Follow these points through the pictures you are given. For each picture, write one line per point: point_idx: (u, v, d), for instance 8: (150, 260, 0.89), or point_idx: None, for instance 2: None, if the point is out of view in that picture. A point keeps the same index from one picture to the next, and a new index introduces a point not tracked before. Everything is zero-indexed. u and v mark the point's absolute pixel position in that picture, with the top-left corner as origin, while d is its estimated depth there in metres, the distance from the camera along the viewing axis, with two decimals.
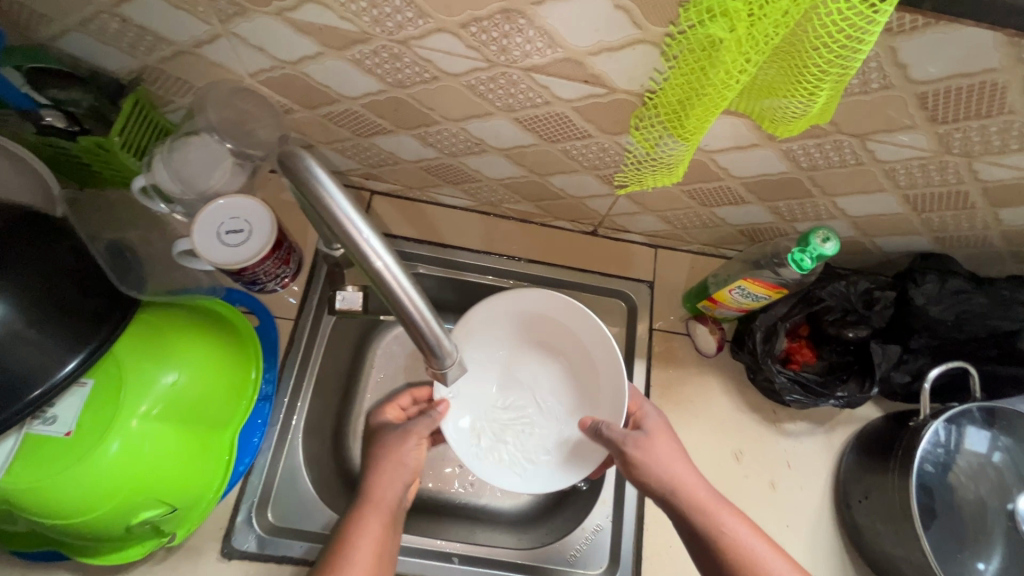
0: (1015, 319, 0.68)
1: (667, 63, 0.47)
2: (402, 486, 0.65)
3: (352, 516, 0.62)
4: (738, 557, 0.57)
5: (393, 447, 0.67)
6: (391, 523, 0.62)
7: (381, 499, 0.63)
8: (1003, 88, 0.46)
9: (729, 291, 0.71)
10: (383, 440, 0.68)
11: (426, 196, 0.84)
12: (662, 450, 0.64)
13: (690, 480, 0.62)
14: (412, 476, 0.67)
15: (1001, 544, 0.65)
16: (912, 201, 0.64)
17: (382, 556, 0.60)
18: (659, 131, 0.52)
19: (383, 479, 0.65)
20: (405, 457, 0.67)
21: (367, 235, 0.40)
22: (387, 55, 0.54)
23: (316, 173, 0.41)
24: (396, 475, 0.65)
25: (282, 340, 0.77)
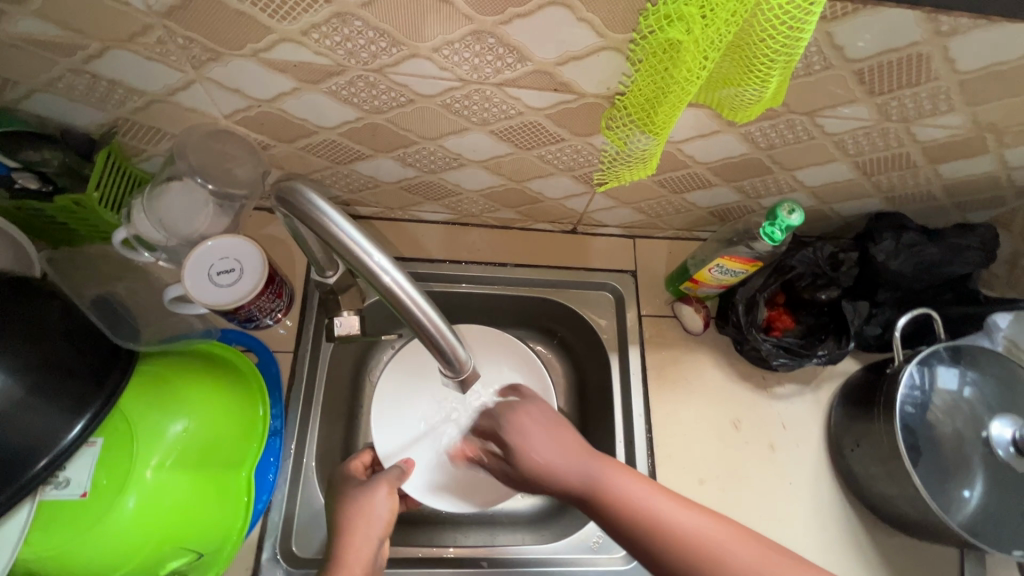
0: (965, 263, 0.75)
1: (632, 65, 0.50)
2: (377, 540, 0.62)
3: None
4: (628, 508, 0.55)
5: (359, 506, 0.64)
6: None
7: (353, 562, 0.59)
8: (928, 58, 0.51)
9: (708, 270, 0.76)
10: (352, 499, 0.65)
11: (408, 214, 0.86)
12: (533, 429, 0.61)
13: (568, 456, 0.59)
14: (385, 527, 0.64)
15: (982, 471, 0.71)
16: (862, 166, 0.70)
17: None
18: (630, 130, 0.56)
19: (353, 539, 0.61)
20: (377, 510, 0.64)
21: (374, 253, 0.43)
22: (363, 84, 0.56)
23: (313, 194, 0.44)
24: (364, 529, 0.62)
25: (283, 373, 0.76)
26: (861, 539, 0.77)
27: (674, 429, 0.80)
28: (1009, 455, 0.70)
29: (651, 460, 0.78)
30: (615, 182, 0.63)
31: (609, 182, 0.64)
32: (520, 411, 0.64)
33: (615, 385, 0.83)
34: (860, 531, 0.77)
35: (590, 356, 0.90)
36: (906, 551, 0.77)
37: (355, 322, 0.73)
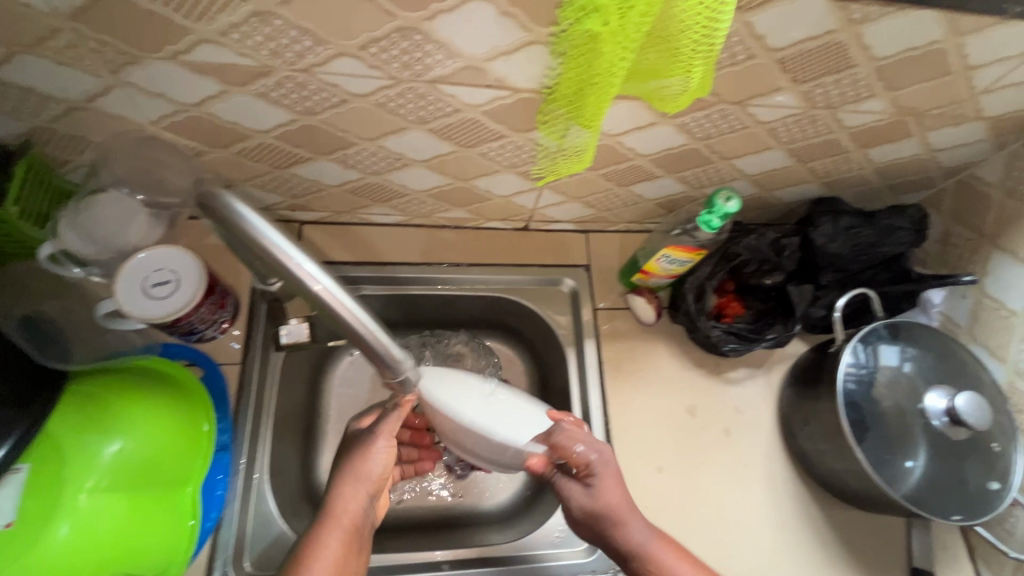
0: (897, 243, 0.78)
1: (557, 59, 0.51)
2: (365, 494, 0.64)
3: (311, 535, 0.60)
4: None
5: (352, 456, 0.65)
6: (352, 539, 0.61)
7: (340, 512, 0.62)
8: (844, 46, 0.53)
9: (656, 261, 0.77)
10: (352, 451, 0.66)
11: (356, 218, 0.84)
12: (610, 494, 0.63)
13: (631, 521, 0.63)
14: (375, 483, 0.64)
15: (924, 443, 0.73)
16: (797, 153, 0.72)
17: (347, 567, 0.59)
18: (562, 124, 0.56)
19: (348, 491, 0.63)
20: (368, 466, 0.64)
21: (297, 258, 0.43)
22: (292, 85, 0.55)
23: (242, 205, 0.43)
24: (350, 482, 0.63)
25: (230, 386, 0.73)
26: (815, 516, 0.79)
27: (631, 420, 0.81)
28: (944, 425, 0.71)
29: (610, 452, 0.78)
30: (553, 176, 0.64)
31: (546, 176, 0.65)
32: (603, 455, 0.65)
33: (572, 379, 0.83)
34: (813, 509, 0.80)
35: (548, 352, 0.90)
36: (857, 524, 0.80)
37: (303, 329, 0.73)
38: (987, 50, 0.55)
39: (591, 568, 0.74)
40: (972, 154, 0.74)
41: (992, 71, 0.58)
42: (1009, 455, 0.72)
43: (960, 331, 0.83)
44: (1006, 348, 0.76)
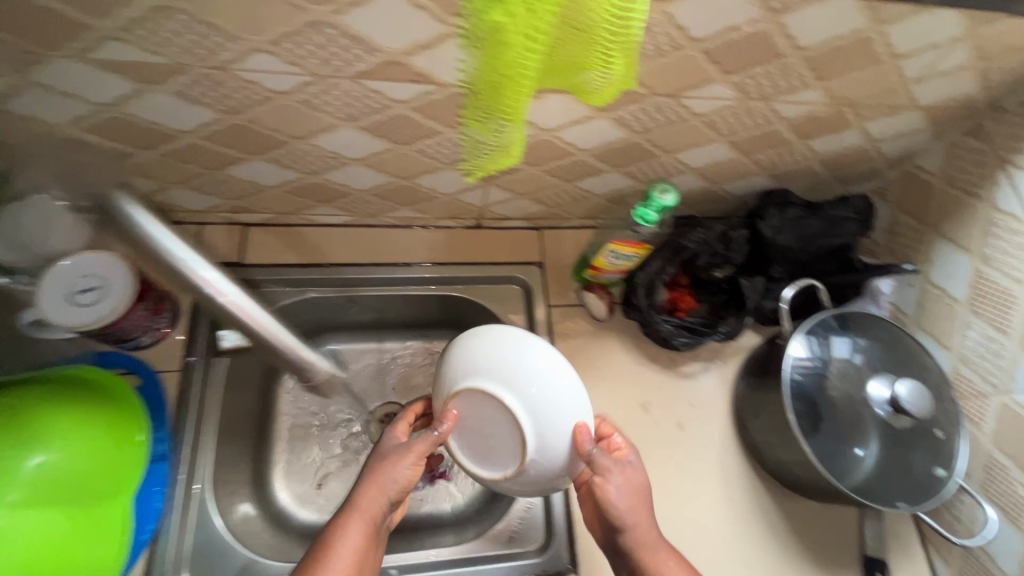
0: (843, 235, 0.79)
1: (471, 42, 0.45)
2: (388, 499, 0.59)
3: (333, 526, 0.57)
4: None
5: (380, 459, 0.60)
6: (371, 539, 0.58)
7: (361, 515, 0.57)
8: (769, 35, 0.53)
9: (604, 256, 0.76)
10: (380, 455, 0.61)
11: (302, 219, 0.83)
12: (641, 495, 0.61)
13: (646, 525, 0.60)
14: (400, 492, 0.59)
15: (873, 431, 0.73)
16: (739, 145, 0.72)
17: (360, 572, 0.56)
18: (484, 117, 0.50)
19: (369, 493, 0.58)
20: (394, 473, 0.59)
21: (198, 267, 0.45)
22: (209, 83, 0.53)
23: (136, 212, 0.42)
24: (376, 485, 0.59)
25: (170, 394, 0.72)
26: (769, 508, 0.79)
27: None
28: (887, 413, 0.71)
29: None
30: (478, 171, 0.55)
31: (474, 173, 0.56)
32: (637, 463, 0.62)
33: None
34: (767, 501, 0.80)
35: None
36: (811, 515, 0.80)
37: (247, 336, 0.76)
38: (912, 38, 0.55)
39: (541, 568, 0.73)
40: (913, 143, 0.75)
41: (920, 60, 0.58)
42: (954, 441, 0.72)
43: (908, 320, 0.83)
44: (951, 335, 0.77)
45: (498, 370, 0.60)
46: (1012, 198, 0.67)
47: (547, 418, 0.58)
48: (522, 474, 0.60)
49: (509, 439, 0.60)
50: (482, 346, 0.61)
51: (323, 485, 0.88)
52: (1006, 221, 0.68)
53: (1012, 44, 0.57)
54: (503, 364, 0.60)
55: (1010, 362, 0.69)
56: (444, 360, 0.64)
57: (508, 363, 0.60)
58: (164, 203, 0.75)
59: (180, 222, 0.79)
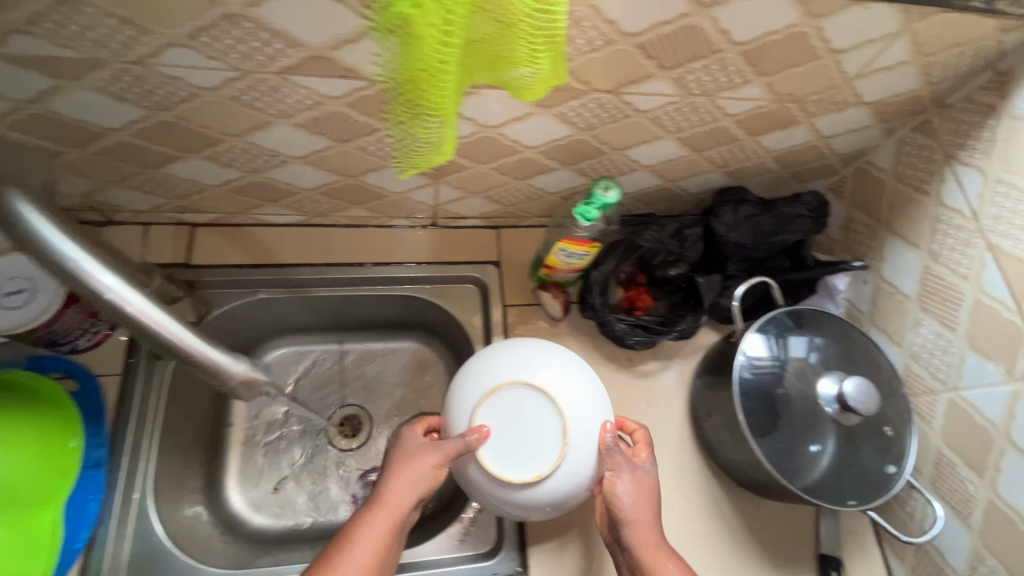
0: (796, 231, 0.78)
1: (384, 39, 0.44)
2: (418, 495, 0.61)
3: (360, 518, 0.59)
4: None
5: (409, 453, 0.63)
6: (394, 535, 0.59)
7: (389, 505, 0.60)
8: (701, 30, 0.52)
9: (556, 255, 0.75)
10: (402, 451, 0.63)
11: (251, 219, 0.81)
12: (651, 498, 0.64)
13: (649, 525, 0.62)
14: (427, 486, 0.61)
15: (828, 429, 0.72)
16: (688, 142, 0.71)
17: (383, 561, 0.58)
18: (410, 116, 0.49)
19: (397, 487, 0.60)
20: (421, 470, 0.61)
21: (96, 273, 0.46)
22: (130, 78, 0.51)
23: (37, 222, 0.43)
24: (406, 478, 0.61)
25: (110, 398, 0.70)
26: (723, 507, 0.79)
27: None
28: (836, 412, 0.70)
29: None
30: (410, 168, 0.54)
31: (406, 168, 0.55)
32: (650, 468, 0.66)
33: None
34: (721, 500, 0.79)
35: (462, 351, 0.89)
36: (766, 513, 0.80)
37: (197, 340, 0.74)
38: (847, 34, 0.54)
39: (492, 571, 0.72)
40: (864, 140, 0.75)
41: (859, 56, 0.58)
42: (903, 438, 0.73)
43: (862, 317, 0.83)
44: (903, 332, 0.77)
45: (534, 370, 0.64)
46: (958, 194, 0.67)
47: (584, 412, 0.62)
48: (557, 472, 0.60)
49: (547, 435, 0.61)
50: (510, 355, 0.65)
51: (280, 488, 0.87)
52: (952, 218, 0.68)
53: (950, 40, 0.57)
54: (541, 364, 0.64)
55: (958, 358, 0.68)
56: (476, 364, 0.65)
57: (535, 367, 0.64)
58: (105, 203, 0.73)
59: (126, 222, 0.78)
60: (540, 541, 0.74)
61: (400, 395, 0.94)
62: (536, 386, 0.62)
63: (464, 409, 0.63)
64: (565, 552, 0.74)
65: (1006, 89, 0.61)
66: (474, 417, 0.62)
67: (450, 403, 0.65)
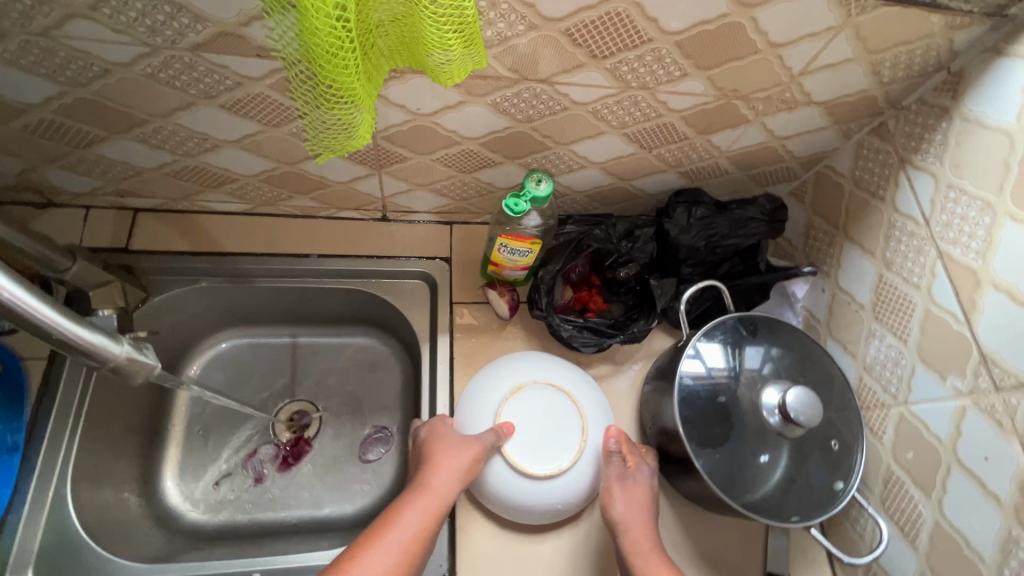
0: (748, 235, 0.77)
1: (282, 14, 0.42)
2: (457, 484, 0.64)
3: (401, 502, 0.61)
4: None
5: (449, 445, 0.66)
6: (436, 521, 0.60)
7: (434, 491, 0.62)
8: (628, 17, 0.50)
9: (499, 252, 0.73)
10: (439, 440, 0.67)
11: (195, 205, 0.80)
12: (645, 502, 0.67)
13: (639, 529, 0.64)
14: (467, 476, 0.65)
15: (778, 441, 0.69)
16: (635, 138, 0.69)
17: (424, 544, 0.58)
18: (318, 99, 0.48)
19: (439, 473, 0.63)
20: (460, 460, 0.65)
21: None
22: (38, 51, 0.50)
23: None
24: (451, 465, 0.64)
25: (33, 384, 0.70)
26: (666, 517, 0.76)
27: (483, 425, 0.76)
28: (779, 423, 0.67)
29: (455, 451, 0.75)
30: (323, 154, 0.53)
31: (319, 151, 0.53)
32: (648, 474, 0.69)
33: (423, 379, 0.80)
34: (664, 509, 0.77)
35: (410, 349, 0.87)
36: (710, 525, 0.77)
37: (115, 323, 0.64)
38: (784, 26, 0.52)
39: None
40: (821, 143, 0.72)
41: (802, 51, 0.56)
42: (852, 453, 0.70)
43: (820, 327, 0.80)
44: (857, 342, 0.74)
45: (555, 378, 0.75)
46: (911, 199, 0.64)
47: (595, 416, 0.73)
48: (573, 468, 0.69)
49: (566, 434, 0.71)
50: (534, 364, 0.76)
51: (220, 483, 0.83)
52: (905, 224, 0.65)
53: (897, 36, 0.55)
54: (559, 373, 0.75)
55: (908, 371, 0.66)
56: (500, 371, 0.75)
57: (555, 376, 0.75)
58: (40, 183, 0.72)
59: (65, 204, 0.77)
60: (471, 549, 0.71)
61: (348, 391, 0.92)
62: (557, 390, 0.73)
63: (489, 408, 0.71)
64: (497, 558, 0.71)
65: (959, 90, 0.58)
66: (501, 414, 0.71)
67: (472, 405, 0.73)
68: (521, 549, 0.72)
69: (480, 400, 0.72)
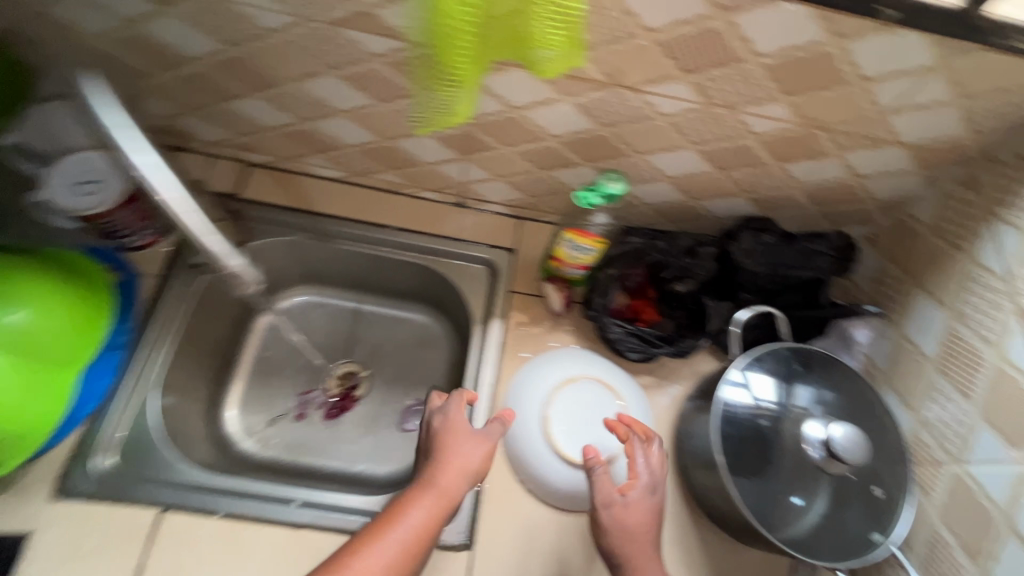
0: (813, 268, 0.76)
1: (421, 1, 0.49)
2: (466, 482, 0.63)
3: (409, 498, 0.60)
4: None
5: (461, 437, 0.65)
6: (442, 518, 0.60)
7: (442, 489, 0.61)
8: (722, 35, 0.54)
9: (563, 246, 0.77)
10: (450, 433, 0.66)
11: (299, 167, 0.89)
12: (643, 523, 0.63)
13: (637, 547, 0.61)
14: (475, 475, 0.64)
15: (815, 485, 0.68)
16: (711, 157, 0.71)
17: (427, 543, 0.58)
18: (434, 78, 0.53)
19: (449, 470, 0.62)
20: (470, 457, 0.64)
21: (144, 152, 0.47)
22: (211, 12, 0.60)
23: (95, 93, 0.45)
24: (461, 464, 0.63)
25: (146, 295, 0.81)
26: (688, 537, 0.75)
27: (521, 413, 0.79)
28: (821, 459, 0.65)
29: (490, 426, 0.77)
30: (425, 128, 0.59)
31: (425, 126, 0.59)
32: (647, 490, 0.65)
33: (469, 358, 0.83)
34: (687, 530, 0.75)
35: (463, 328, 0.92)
36: (733, 556, 0.75)
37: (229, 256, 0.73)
38: (877, 60, 0.54)
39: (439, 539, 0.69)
40: (903, 187, 0.71)
41: (893, 87, 0.57)
42: (896, 506, 0.66)
43: (877, 375, 0.78)
44: (915, 395, 0.71)
45: (603, 377, 0.78)
46: (993, 252, 0.63)
47: (637, 416, 0.76)
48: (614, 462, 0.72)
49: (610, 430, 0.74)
50: (584, 361, 0.79)
51: (273, 422, 0.91)
52: (984, 277, 0.64)
53: (996, 84, 0.55)
54: (606, 374, 0.79)
55: (969, 431, 0.63)
56: (552, 362, 0.78)
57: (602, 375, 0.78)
58: (179, 129, 0.84)
59: (195, 150, 0.88)
60: (493, 524, 0.71)
61: (398, 361, 0.98)
62: (605, 387, 0.77)
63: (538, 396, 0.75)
64: (516, 542, 0.70)
65: None
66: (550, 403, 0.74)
67: (521, 392, 0.76)
68: (542, 539, 0.71)
69: (532, 385, 0.77)
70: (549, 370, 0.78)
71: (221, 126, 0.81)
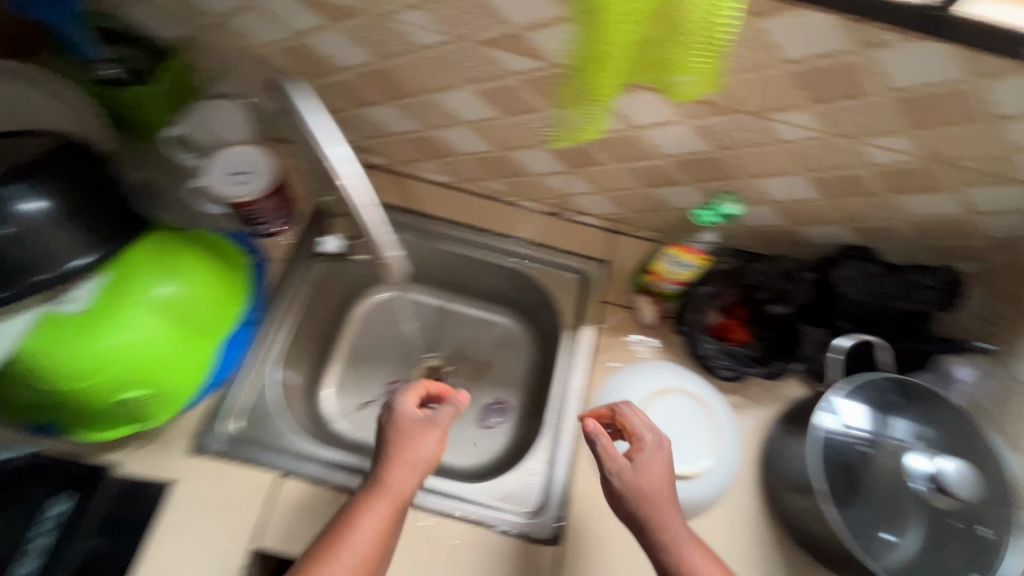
0: (920, 301, 0.76)
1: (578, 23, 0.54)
2: (417, 477, 0.65)
3: (362, 504, 0.62)
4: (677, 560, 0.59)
5: (409, 433, 0.67)
6: (396, 514, 0.62)
7: (391, 489, 0.63)
8: (859, 69, 0.56)
9: (663, 262, 0.81)
10: (399, 434, 0.67)
11: (411, 170, 0.96)
12: (661, 488, 0.62)
13: (663, 511, 0.61)
14: (426, 466, 0.66)
15: (918, 516, 0.68)
16: (823, 185, 0.73)
17: (384, 541, 0.61)
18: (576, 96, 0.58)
19: (398, 471, 0.64)
20: (420, 452, 0.66)
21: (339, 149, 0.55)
22: (372, 28, 0.67)
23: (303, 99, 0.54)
24: (407, 462, 0.65)
25: (272, 277, 0.89)
26: (772, 560, 0.75)
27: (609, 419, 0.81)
28: (926, 490, 0.65)
29: (579, 429, 0.80)
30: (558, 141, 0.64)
31: (560, 140, 0.63)
32: (658, 455, 0.64)
33: (558, 361, 0.87)
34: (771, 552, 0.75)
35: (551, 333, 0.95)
36: None
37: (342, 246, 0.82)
38: (1016, 99, 0.55)
39: (528, 530, 0.73)
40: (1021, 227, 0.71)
41: None
42: (1001, 546, 0.66)
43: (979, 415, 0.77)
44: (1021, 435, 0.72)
45: (694, 391, 0.80)
46: None
47: (725, 432, 0.78)
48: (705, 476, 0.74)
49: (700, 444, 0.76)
50: (675, 373, 0.81)
51: (365, 406, 0.97)
52: None
53: None
54: (696, 388, 0.80)
55: None
56: (644, 372, 0.81)
57: (693, 389, 0.80)
58: None
59: None
60: (580, 523, 0.74)
61: (482, 360, 1.02)
62: (696, 401, 0.79)
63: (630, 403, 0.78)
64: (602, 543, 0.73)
65: None
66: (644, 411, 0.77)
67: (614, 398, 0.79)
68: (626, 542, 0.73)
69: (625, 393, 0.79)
70: (642, 379, 0.80)
71: (349, 130, 0.89)
